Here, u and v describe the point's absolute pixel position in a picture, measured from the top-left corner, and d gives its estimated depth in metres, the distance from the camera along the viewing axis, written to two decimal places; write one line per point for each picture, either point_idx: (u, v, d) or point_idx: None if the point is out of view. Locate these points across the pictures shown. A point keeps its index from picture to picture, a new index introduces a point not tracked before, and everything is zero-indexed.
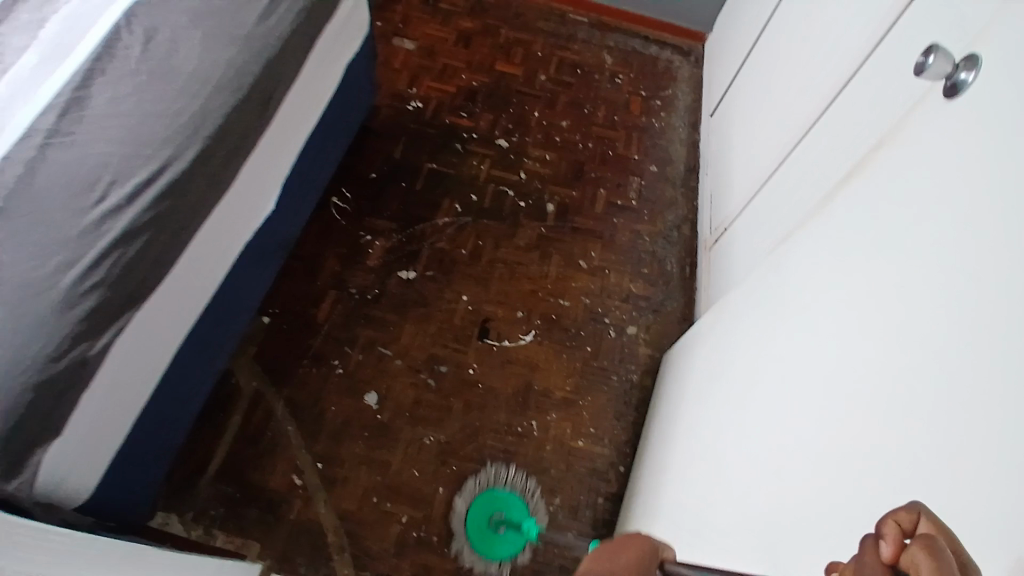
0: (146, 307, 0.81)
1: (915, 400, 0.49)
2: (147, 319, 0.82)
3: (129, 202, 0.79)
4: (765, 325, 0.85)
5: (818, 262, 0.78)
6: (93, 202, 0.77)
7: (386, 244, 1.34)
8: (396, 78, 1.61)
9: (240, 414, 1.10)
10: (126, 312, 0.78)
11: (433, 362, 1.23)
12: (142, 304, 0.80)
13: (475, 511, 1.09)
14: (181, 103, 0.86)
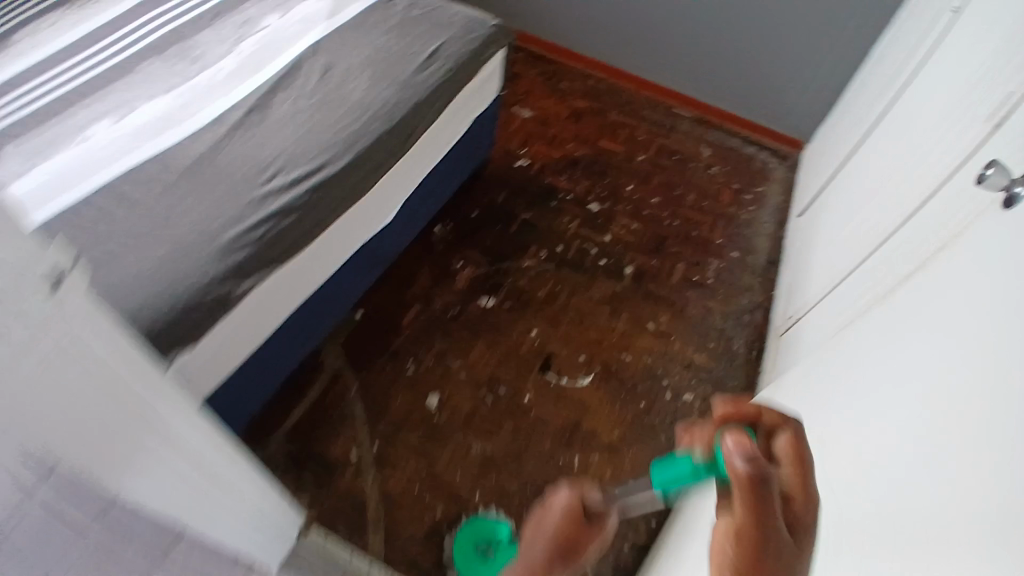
0: (282, 271, 0.94)
1: (923, 443, 0.49)
2: (279, 281, 0.95)
3: (292, 185, 0.96)
4: (808, 409, 0.84)
5: (866, 348, 0.79)
6: (265, 180, 0.95)
7: (474, 272, 1.47)
8: (511, 138, 1.81)
9: (320, 387, 1.24)
10: (267, 269, 0.90)
11: (495, 383, 1.32)
12: (280, 267, 0.93)
13: (462, 539, 1.08)
14: (348, 120, 1.06)
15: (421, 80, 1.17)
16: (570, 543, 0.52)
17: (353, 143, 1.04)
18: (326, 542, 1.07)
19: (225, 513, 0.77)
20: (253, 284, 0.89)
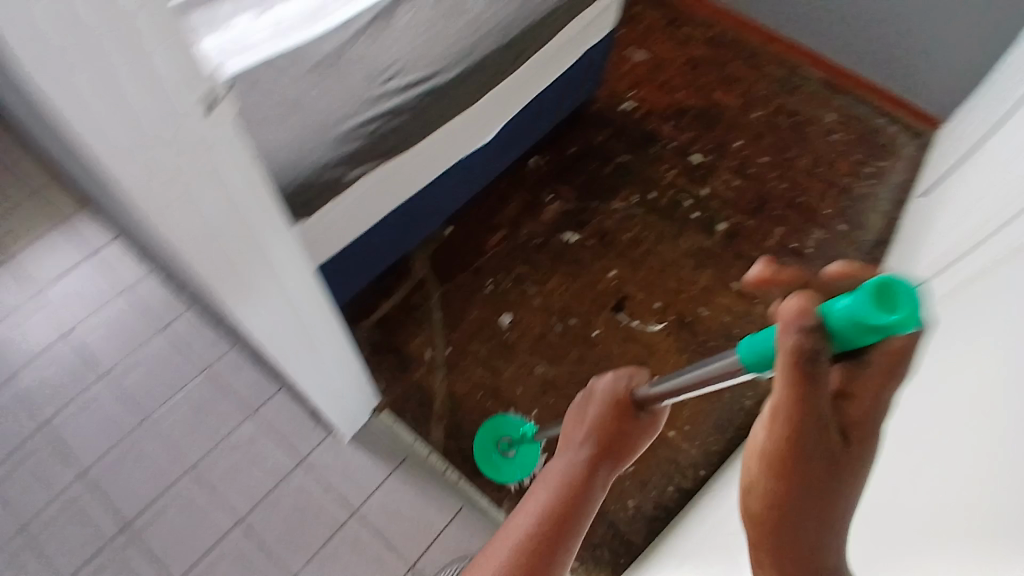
0: (384, 166, 1.02)
1: (992, 430, 0.45)
2: (382, 176, 1.04)
3: (405, 90, 1.00)
4: None
5: (975, 308, 0.70)
6: (381, 81, 0.99)
7: (562, 207, 1.48)
8: (621, 78, 1.76)
9: (406, 289, 1.34)
10: (372, 162, 0.98)
11: (567, 314, 1.34)
12: (384, 162, 1.01)
13: (482, 436, 1.17)
14: (463, 36, 1.07)
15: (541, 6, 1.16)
16: (624, 419, 0.57)
17: (466, 54, 1.07)
18: (395, 424, 1.19)
19: (320, 360, 0.89)
20: (360, 173, 0.98)
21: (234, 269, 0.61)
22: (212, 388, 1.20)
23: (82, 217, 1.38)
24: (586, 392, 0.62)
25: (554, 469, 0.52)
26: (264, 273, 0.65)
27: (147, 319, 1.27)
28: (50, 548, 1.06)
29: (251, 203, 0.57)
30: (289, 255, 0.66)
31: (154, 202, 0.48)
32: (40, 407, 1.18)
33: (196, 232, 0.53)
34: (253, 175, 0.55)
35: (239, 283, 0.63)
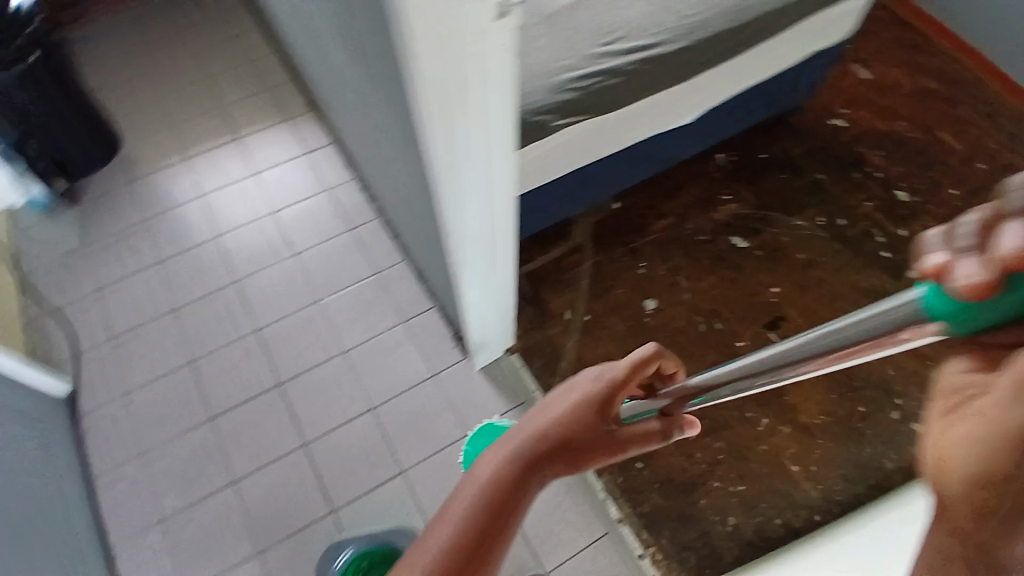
0: (591, 122, 1.01)
1: None
2: (584, 132, 1.02)
3: (626, 53, 1.00)
4: None
5: None
6: (605, 42, 1.01)
7: (737, 209, 1.42)
8: (835, 96, 1.63)
9: (562, 249, 1.37)
10: (580, 116, 0.98)
11: (714, 317, 1.29)
12: (591, 118, 1.00)
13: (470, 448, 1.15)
14: (692, 11, 1.06)
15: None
16: (595, 422, 0.54)
17: (693, 31, 1.04)
18: (522, 367, 1.25)
19: (485, 275, 0.93)
20: (568, 123, 0.98)
21: (458, 155, 0.65)
22: (374, 290, 1.33)
23: (305, 117, 1.56)
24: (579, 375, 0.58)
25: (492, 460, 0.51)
26: (478, 168, 0.69)
27: (336, 216, 1.42)
28: (222, 382, 1.25)
29: (496, 94, 0.60)
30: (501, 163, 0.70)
31: (427, 64, 0.52)
32: (237, 265, 1.36)
33: (442, 104, 0.57)
34: (507, 68, 0.58)
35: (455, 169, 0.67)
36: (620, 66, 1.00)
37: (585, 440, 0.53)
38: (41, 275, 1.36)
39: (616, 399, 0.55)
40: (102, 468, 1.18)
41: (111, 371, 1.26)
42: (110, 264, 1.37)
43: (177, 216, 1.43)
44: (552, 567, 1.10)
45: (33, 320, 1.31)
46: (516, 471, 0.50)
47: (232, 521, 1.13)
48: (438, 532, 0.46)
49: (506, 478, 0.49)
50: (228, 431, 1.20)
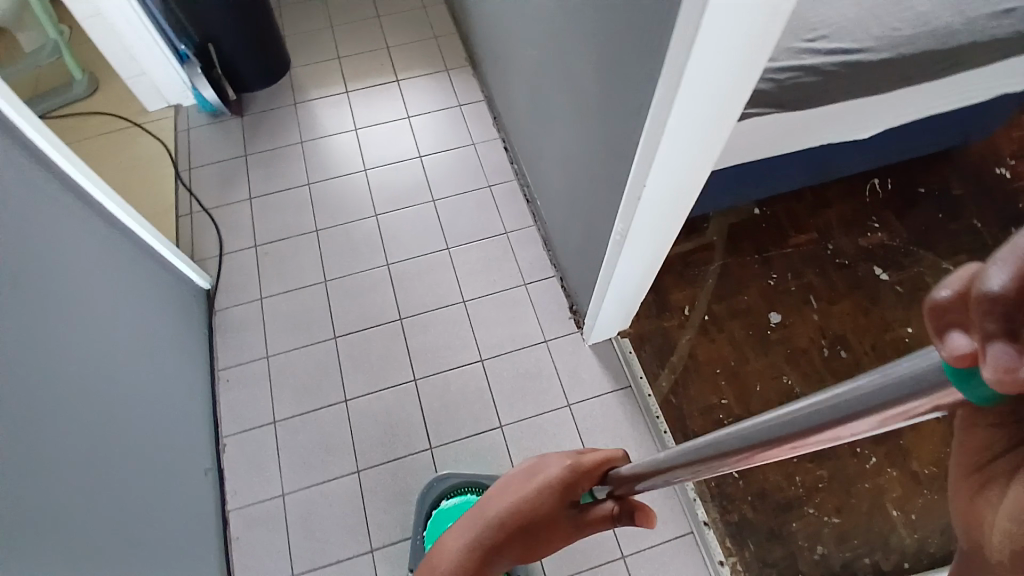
0: (778, 114, 1.03)
1: None
2: (769, 122, 1.04)
3: (827, 53, 0.99)
4: None
5: None
6: (806, 38, 1.00)
7: (885, 240, 1.38)
8: (1008, 142, 1.52)
9: (691, 244, 1.38)
10: (771, 107, 1.00)
11: (839, 343, 1.26)
12: (780, 110, 1.02)
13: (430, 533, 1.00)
14: (901, 27, 1.02)
15: (992, 29, 1.04)
16: (554, 503, 0.63)
17: (899, 45, 1.01)
18: (630, 352, 1.25)
19: (643, 256, 0.93)
20: (756, 112, 1.00)
21: (687, 123, 0.66)
22: (500, 248, 1.37)
23: (460, 70, 1.60)
24: (538, 461, 0.67)
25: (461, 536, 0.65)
26: (696, 143, 0.70)
27: (477, 171, 1.46)
28: (347, 305, 1.31)
29: (747, 72, 0.60)
30: (716, 129, 0.68)
31: (714, 28, 0.53)
32: (376, 201, 1.42)
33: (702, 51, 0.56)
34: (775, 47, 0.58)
35: (675, 121, 0.65)
36: (819, 64, 0.99)
37: (540, 523, 0.63)
38: (200, 176, 1.46)
39: (571, 487, 0.64)
40: (226, 363, 1.26)
41: (250, 276, 1.34)
42: (263, 177, 1.46)
43: (329, 143, 1.50)
44: (630, 552, 1.09)
45: (188, 214, 1.41)
46: (479, 549, 0.63)
47: (337, 435, 1.18)
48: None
49: (465, 559, 0.62)
50: (348, 353, 1.26)
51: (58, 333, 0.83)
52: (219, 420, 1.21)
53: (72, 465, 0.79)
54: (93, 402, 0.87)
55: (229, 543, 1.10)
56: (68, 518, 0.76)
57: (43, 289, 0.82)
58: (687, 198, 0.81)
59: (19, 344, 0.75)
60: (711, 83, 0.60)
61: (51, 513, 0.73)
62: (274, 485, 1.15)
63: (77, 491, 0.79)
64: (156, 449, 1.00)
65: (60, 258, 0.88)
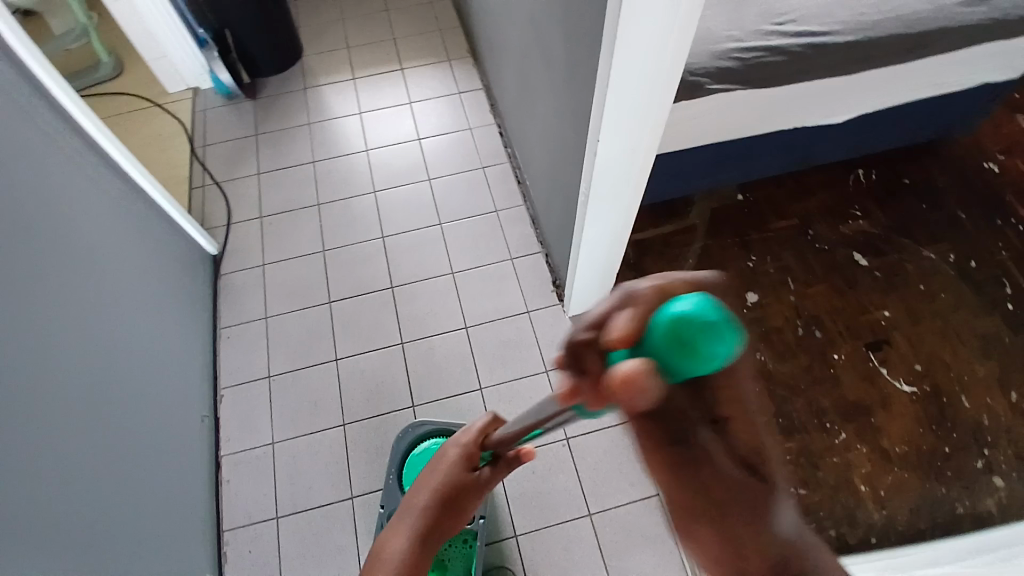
0: (750, 92, 1.08)
1: None
2: (741, 99, 1.10)
3: (793, 36, 1.05)
4: None
5: None
6: (775, 23, 1.07)
7: (866, 227, 1.46)
8: (995, 138, 1.56)
9: (674, 226, 1.45)
10: (740, 84, 1.06)
11: (814, 324, 1.35)
12: (749, 87, 1.07)
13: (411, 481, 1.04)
14: (868, 13, 1.07)
15: (959, 16, 1.09)
16: (462, 474, 0.75)
17: (864, 30, 1.06)
18: None
19: (608, 218, 0.99)
20: (725, 89, 1.05)
21: (630, 75, 0.71)
22: (490, 225, 1.43)
23: (461, 61, 1.69)
24: (440, 454, 0.79)
25: (394, 543, 0.68)
26: (641, 99, 0.76)
27: (473, 153, 1.53)
28: (343, 273, 1.39)
29: (677, 33, 0.67)
30: (659, 88, 0.74)
31: None
32: (376, 178, 1.51)
33: (634, 11, 0.63)
34: (702, 5, 0.64)
35: (616, 80, 0.72)
36: (783, 47, 1.05)
37: (457, 496, 0.74)
38: (213, 152, 1.56)
39: (471, 459, 0.77)
40: (228, 322, 1.34)
41: (254, 243, 1.43)
42: (271, 155, 1.55)
43: (335, 126, 1.59)
44: (596, 510, 1.14)
45: (200, 187, 1.51)
46: (417, 543, 0.67)
47: (326, 391, 1.25)
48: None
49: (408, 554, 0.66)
50: (341, 316, 1.33)
51: (76, 270, 0.92)
52: (218, 373, 1.29)
53: (84, 385, 0.87)
54: (105, 338, 0.96)
55: (220, 485, 1.17)
56: (80, 428, 0.84)
57: (60, 227, 0.91)
58: (643, 162, 0.87)
59: (39, 270, 0.83)
60: (645, 37, 0.66)
61: (68, 421, 0.81)
62: (264, 434, 1.22)
63: (89, 410, 0.87)
64: (158, 387, 1.08)
65: (77, 205, 0.97)
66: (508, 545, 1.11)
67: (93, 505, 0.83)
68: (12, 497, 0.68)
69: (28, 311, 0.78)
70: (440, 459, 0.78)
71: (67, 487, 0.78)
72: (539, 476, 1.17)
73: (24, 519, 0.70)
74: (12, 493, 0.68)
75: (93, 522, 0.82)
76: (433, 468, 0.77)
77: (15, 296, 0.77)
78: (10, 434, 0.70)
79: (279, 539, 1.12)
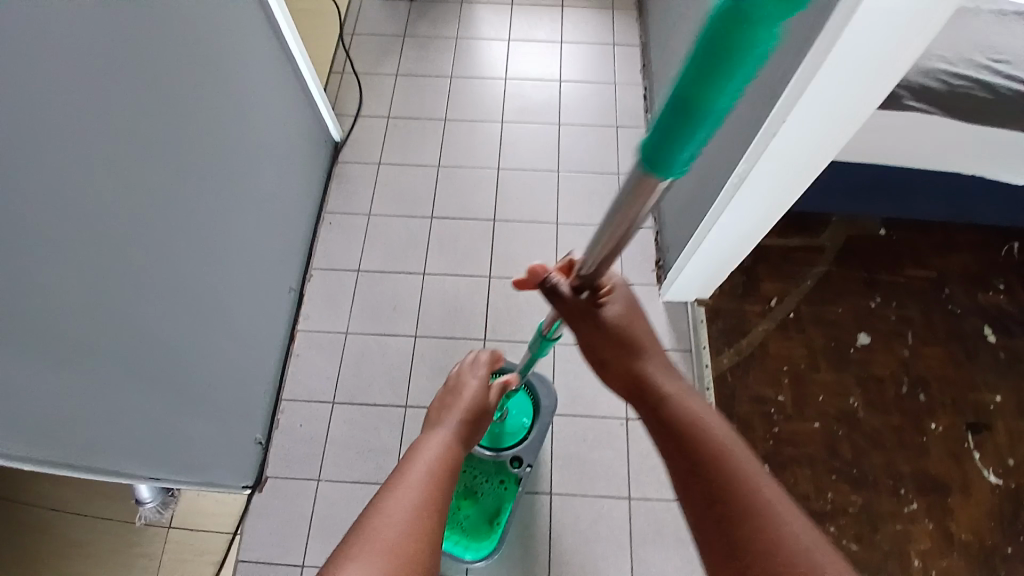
0: (943, 121, 0.97)
1: None
2: (929, 125, 0.99)
3: (1005, 79, 0.92)
4: None
5: None
6: (989, 58, 0.93)
7: (1005, 303, 1.30)
8: None
9: (801, 240, 1.36)
10: (933, 108, 0.95)
11: (920, 386, 1.22)
12: (944, 116, 0.96)
13: None
14: None
15: None
16: (484, 397, 0.84)
17: None
18: (702, 322, 1.27)
19: (750, 211, 0.92)
20: (917, 107, 0.95)
21: (855, 53, 0.63)
22: (606, 186, 1.39)
23: (624, 12, 1.60)
24: (450, 380, 0.87)
25: (428, 439, 0.72)
26: (857, 86, 0.67)
27: (611, 110, 1.47)
28: (451, 192, 1.38)
29: (917, 29, 0.59)
30: (867, 86, 0.67)
31: None
32: (508, 109, 1.48)
33: None
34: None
35: (825, 62, 0.64)
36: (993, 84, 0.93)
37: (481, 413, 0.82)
38: (360, 42, 1.57)
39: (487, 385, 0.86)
40: (334, 208, 1.37)
41: (376, 140, 1.45)
42: (413, 59, 1.55)
43: (480, 46, 1.56)
44: (636, 496, 1.11)
45: (339, 73, 1.53)
46: (453, 440, 0.73)
47: (409, 299, 1.27)
48: (397, 505, 0.59)
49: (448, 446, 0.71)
50: (439, 233, 1.34)
51: (228, 123, 0.96)
52: (313, 253, 1.32)
53: (200, 231, 0.91)
54: (236, 191, 1.00)
55: (290, 356, 1.22)
56: (190, 264, 0.88)
57: (221, 81, 0.93)
58: (811, 161, 0.80)
59: (192, 115, 0.86)
60: (888, 12, 0.57)
61: (182, 256, 0.86)
62: (341, 322, 1.25)
63: (202, 248, 0.91)
64: (265, 247, 1.13)
65: (241, 65, 0.98)
66: (541, 500, 1.11)
67: (185, 331, 0.88)
68: (115, 312, 0.74)
69: (172, 153, 0.82)
70: (453, 385, 0.86)
71: (162, 317, 0.83)
72: (588, 444, 1.16)
73: (121, 327, 0.75)
74: (116, 300, 0.73)
75: (181, 347, 0.87)
76: (453, 390, 0.85)
77: (164, 133, 0.80)
78: (123, 258, 0.75)
79: (330, 421, 1.16)
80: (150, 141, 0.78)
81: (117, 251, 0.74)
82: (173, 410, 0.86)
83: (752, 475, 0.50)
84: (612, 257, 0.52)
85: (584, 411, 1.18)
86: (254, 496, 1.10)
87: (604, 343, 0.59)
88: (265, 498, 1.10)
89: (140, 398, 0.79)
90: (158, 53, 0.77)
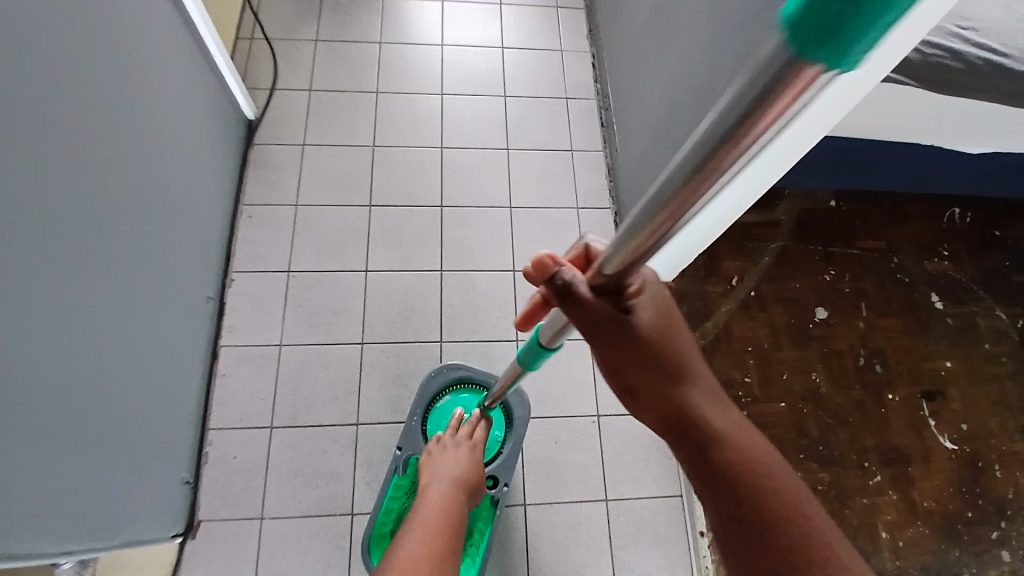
0: (915, 93, 0.93)
1: None
2: (899, 98, 0.95)
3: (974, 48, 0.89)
4: None
5: None
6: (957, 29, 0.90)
7: (949, 270, 1.33)
8: None
9: (757, 216, 1.33)
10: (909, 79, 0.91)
11: (876, 357, 1.24)
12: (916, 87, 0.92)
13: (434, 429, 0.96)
14: None
15: None
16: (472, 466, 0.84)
17: None
18: None
19: (733, 194, 0.85)
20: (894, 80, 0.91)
21: None
22: (560, 165, 1.28)
23: None
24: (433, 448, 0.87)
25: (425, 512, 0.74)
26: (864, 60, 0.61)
27: (559, 81, 1.36)
28: (389, 177, 1.23)
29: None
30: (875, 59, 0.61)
31: None
32: (447, 81, 1.33)
33: None
34: None
35: None
36: (964, 54, 0.89)
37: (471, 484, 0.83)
38: (271, 3, 1.36)
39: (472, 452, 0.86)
40: (253, 200, 1.18)
41: (298, 118, 1.26)
42: (334, 23, 1.36)
43: (410, 8, 1.39)
44: (613, 497, 1.06)
45: (248, 39, 1.31)
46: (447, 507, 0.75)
47: (351, 302, 1.13)
48: None
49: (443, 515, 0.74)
50: (380, 225, 1.19)
51: (121, 108, 0.77)
52: (232, 253, 1.14)
53: (102, 244, 0.73)
54: (140, 191, 0.82)
55: (214, 377, 1.05)
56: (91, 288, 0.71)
57: (106, 55, 0.74)
58: (801, 141, 0.75)
59: (77, 100, 0.68)
60: None
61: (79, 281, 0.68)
62: (273, 332, 1.09)
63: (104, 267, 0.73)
64: (178, 253, 0.95)
65: (131, 35, 0.79)
66: (515, 512, 1.03)
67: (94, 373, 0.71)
68: (13, 363, 0.57)
69: (52, 152, 0.64)
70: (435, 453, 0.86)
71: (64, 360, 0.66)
72: (559, 447, 1.08)
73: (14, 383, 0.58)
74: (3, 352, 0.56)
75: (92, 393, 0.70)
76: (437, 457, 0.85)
77: (42, 128, 0.62)
78: (14, 296, 0.58)
79: (269, 449, 1.02)
80: (26, 138, 0.60)
81: (4, 287, 0.57)
82: (89, 470, 0.70)
83: (793, 500, 0.48)
84: (648, 256, 0.40)
85: (553, 412, 1.10)
86: (187, 545, 0.95)
87: (634, 364, 0.48)
88: (200, 545, 0.95)
89: (54, 462, 0.64)
90: (19, 21, 0.58)
